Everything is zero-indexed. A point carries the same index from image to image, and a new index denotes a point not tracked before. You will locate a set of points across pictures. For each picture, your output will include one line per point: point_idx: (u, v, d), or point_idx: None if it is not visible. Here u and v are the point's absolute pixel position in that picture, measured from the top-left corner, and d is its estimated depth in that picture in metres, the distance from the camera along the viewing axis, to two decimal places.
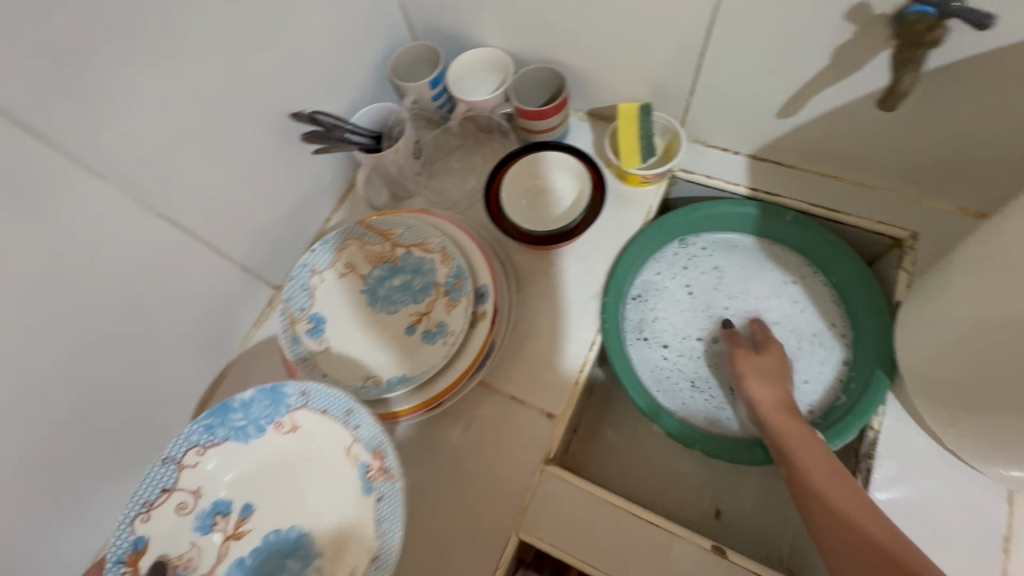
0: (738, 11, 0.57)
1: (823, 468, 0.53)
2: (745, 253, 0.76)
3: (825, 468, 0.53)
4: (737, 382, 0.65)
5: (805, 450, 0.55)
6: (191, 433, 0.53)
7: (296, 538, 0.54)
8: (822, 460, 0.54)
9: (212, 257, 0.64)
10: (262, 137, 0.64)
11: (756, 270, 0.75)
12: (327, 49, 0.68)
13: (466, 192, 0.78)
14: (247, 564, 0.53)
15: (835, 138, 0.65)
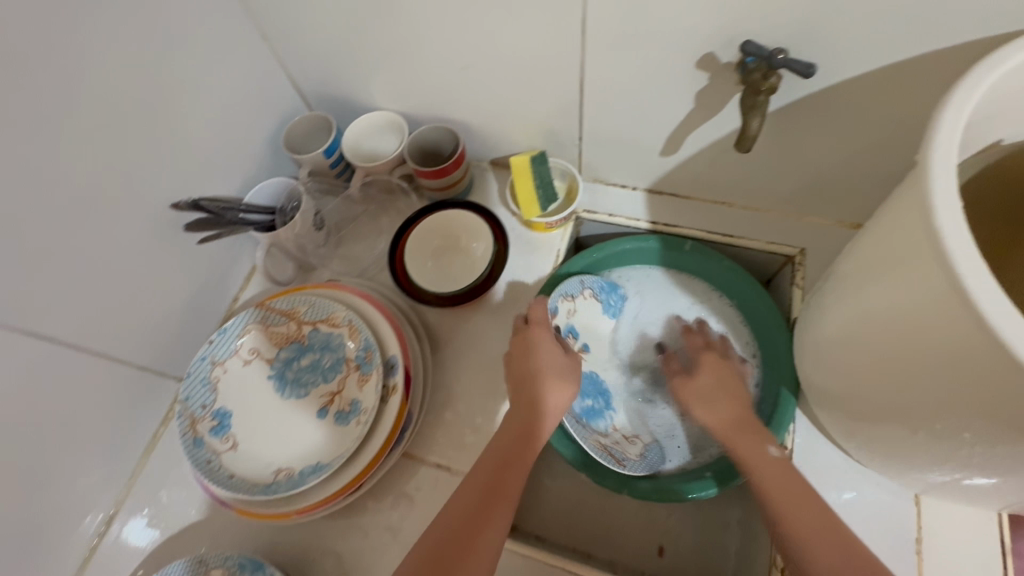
0: (602, 67, 0.60)
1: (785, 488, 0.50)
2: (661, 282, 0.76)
3: (778, 473, 0.51)
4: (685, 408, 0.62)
5: (757, 458, 0.53)
6: (231, 343, 0.64)
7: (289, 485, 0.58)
8: (772, 463, 0.52)
9: (100, 362, 0.61)
10: (143, 232, 0.62)
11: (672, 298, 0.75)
12: (210, 132, 0.67)
13: (377, 255, 0.77)
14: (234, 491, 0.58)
15: (717, 171, 0.68)
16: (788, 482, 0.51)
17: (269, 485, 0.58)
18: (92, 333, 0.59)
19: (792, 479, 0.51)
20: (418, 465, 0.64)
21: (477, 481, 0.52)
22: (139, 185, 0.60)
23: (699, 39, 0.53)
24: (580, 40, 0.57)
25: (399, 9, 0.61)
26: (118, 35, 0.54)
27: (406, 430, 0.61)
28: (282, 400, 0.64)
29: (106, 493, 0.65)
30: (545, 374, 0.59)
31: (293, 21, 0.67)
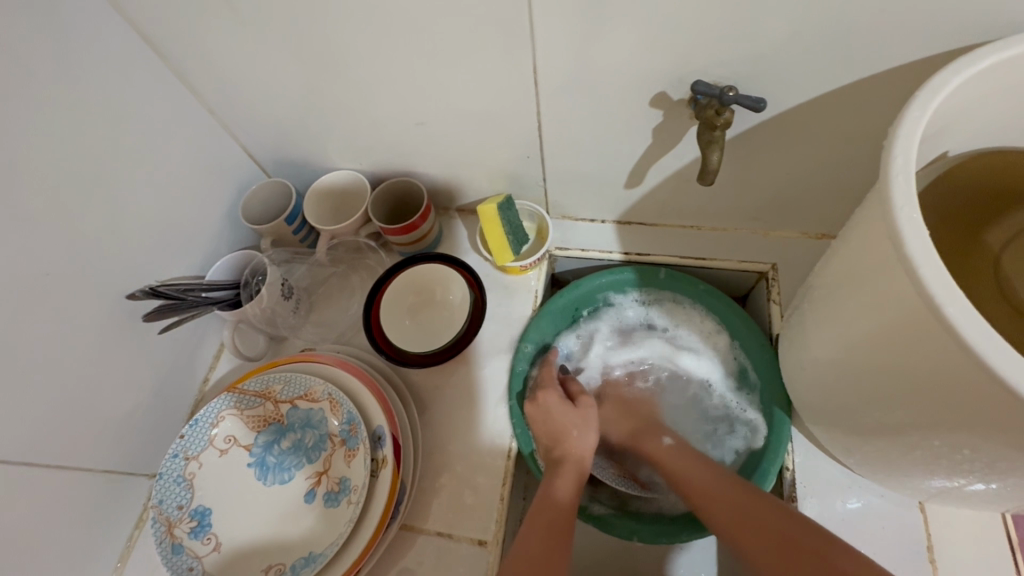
0: (559, 112, 0.60)
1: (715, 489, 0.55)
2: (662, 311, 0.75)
3: (682, 463, 0.59)
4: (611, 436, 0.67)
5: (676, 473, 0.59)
6: (205, 434, 0.60)
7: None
8: (672, 454, 0.60)
9: (63, 473, 0.56)
10: (100, 327, 0.58)
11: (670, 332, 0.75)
12: (163, 214, 0.64)
13: (351, 317, 0.75)
14: None
15: (682, 198, 0.69)
16: (688, 465, 0.58)
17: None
18: (50, 445, 0.55)
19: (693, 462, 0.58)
20: (418, 537, 0.61)
21: (535, 527, 0.53)
22: (90, 279, 0.57)
23: (649, 80, 0.54)
24: (533, 88, 0.58)
25: (350, 74, 0.61)
26: (55, 129, 0.52)
27: (400, 504, 0.58)
28: (266, 489, 0.60)
29: None
30: (568, 428, 0.61)
31: (242, 94, 0.66)
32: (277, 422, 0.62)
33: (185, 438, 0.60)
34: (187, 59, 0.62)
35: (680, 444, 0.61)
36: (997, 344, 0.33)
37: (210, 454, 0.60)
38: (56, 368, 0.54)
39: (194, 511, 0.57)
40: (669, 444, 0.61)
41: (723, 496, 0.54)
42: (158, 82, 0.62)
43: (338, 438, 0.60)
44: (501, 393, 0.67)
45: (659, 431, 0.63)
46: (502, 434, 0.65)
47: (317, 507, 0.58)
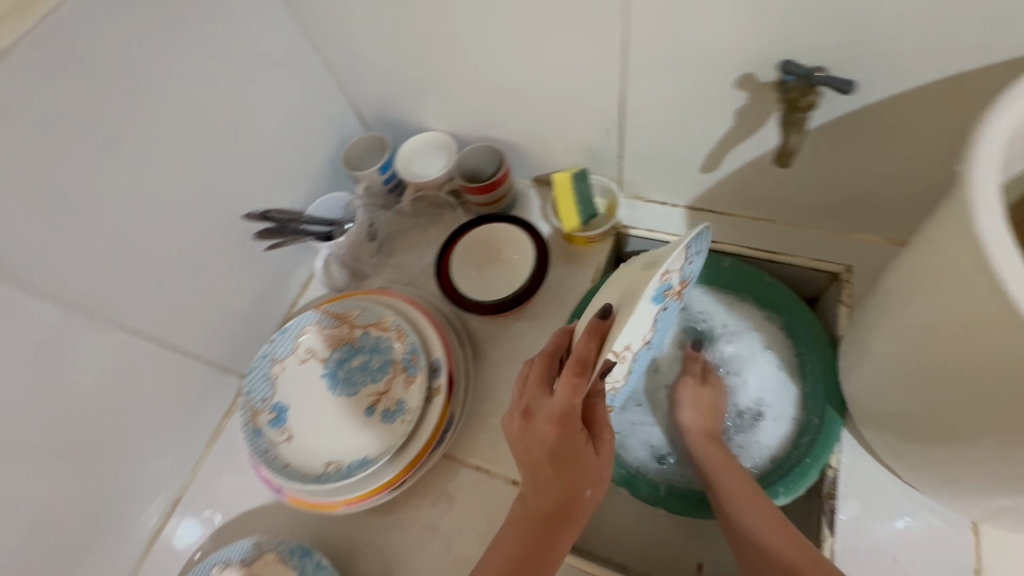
0: (640, 89, 0.62)
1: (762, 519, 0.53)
2: (764, 329, 0.71)
3: (703, 440, 0.62)
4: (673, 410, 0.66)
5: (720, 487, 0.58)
6: (289, 342, 0.69)
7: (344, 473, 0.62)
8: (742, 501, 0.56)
9: (175, 356, 0.67)
10: (218, 240, 0.68)
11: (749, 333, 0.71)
12: (278, 151, 0.74)
13: (424, 265, 0.82)
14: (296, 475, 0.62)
15: (757, 188, 0.69)
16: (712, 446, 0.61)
17: (321, 475, 0.62)
18: (170, 330, 0.65)
19: (707, 442, 0.62)
20: (456, 467, 0.66)
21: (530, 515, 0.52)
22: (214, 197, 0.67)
23: (736, 60, 0.54)
24: (620, 63, 0.60)
25: (449, 39, 0.66)
26: (206, 65, 0.62)
27: (447, 433, 0.64)
28: (334, 397, 0.68)
29: (173, 479, 0.71)
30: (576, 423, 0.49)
31: (355, 51, 0.74)
32: (351, 342, 0.69)
33: (274, 343, 0.69)
34: (314, 16, 0.70)
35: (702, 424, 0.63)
36: None
37: (294, 360, 0.69)
38: (182, 267, 0.65)
39: (275, 406, 0.66)
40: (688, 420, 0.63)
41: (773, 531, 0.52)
42: (288, 36, 0.71)
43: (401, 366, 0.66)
44: None
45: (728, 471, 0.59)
46: None
47: (376, 420, 0.65)
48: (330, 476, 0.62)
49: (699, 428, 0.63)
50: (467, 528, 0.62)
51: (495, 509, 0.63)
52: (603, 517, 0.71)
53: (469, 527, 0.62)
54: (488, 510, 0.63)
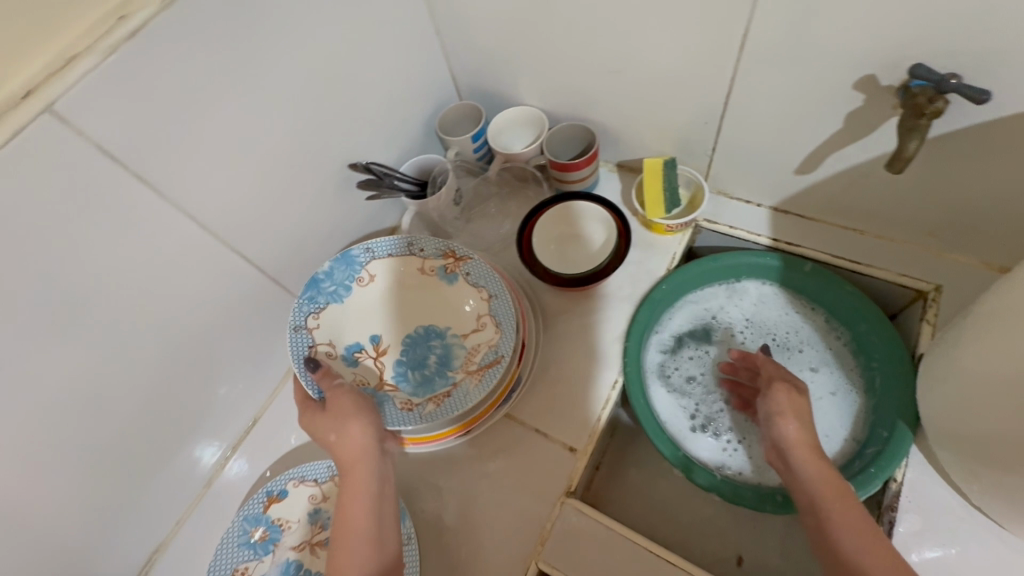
0: (756, 79, 0.62)
1: (863, 540, 0.48)
2: (817, 351, 0.73)
3: (809, 455, 0.55)
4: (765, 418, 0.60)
5: (811, 499, 0.53)
6: (347, 273, 0.71)
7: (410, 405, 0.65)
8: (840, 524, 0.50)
9: (272, 287, 0.71)
10: (323, 184, 0.72)
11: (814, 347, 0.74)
12: (384, 107, 0.77)
13: (502, 234, 0.85)
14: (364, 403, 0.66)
15: (854, 196, 0.68)
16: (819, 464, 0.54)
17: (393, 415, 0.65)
18: (272, 262, 0.70)
19: (812, 459, 0.55)
20: (517, 426, 0.69)
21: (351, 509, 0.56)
22: (327, 144, 0.70)
23: (864, 59, 0.54)
24: (738, 53, 0.60)
25: (568, 13, 0.67)
26: (340, 15, 0.65)
27: (513, 394, 0.68)
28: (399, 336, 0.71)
29: (252, 402, 0.75)
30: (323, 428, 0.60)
31: (468, 18, 0.76)
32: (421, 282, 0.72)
33: (336, 273, 0.71)
34: None
35: (803, 439, 0.56)
36: None
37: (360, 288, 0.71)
38: (291, 205, 0.69)
39: (347, 345, 0.70)
40: (789, 433, 0.57)
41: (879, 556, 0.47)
42: None
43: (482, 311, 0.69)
44: (619, 333, 0.73)
45: (827, 484, 0.53)
46: (613, 368, 0.71)
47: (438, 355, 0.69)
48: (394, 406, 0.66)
49: (804, 443, 0.56)
50: (522, 485, 0.65)
51: (551, 470, 0.66)
52: (649, 498, 0.73)
53: (524, 484, 0.66)
54: (544, 470, 0.66)
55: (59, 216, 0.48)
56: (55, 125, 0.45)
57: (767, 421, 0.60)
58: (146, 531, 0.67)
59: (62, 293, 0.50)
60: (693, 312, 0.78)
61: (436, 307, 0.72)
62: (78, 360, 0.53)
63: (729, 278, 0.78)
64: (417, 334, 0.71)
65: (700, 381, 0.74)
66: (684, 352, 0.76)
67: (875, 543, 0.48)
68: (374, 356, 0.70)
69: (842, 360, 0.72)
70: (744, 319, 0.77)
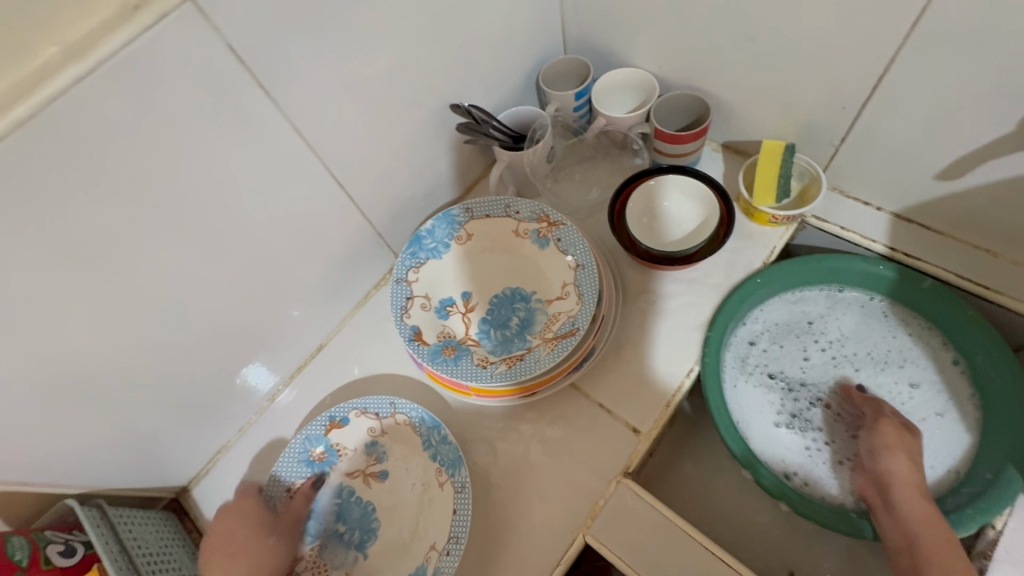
0: (920, 63, 0.55)
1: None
2: (916, 373, 0.67)
3: (913, 496, 0.56)
4: (874, 450, 0.60)
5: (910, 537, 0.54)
6: (442, 228, 0.69)
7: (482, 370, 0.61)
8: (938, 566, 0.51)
9: (358, 218, 0.71)
10: (422, 121, 0.70)
11: (914, 369, 0.68)
12: (492, 50, 0.74)
13: (590, 202, 0.81)
14: (436, 354, 0.62)
15: (1001, 212, 0.61)
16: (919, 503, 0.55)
17: (470, 370, 0.61)
18: (363, 195, 0.69)
19: (916, 499, 0.56)
20: (582, 398, 0.67)
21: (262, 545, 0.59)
22: (432, 79, 0.68)
23: None
24: (907, 32, 0.54)
25: None
26: None
27: (585, 362, 0.65)
28: (489, 300, 0.68)
29: (323, 329, 0.77)
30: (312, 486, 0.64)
31: None
32: (506, 243, 0.70)
33: (433, 228, 0.69)
34: None
35: (910, 478, 0.57)
36: None
37: (458, 244, 0.70)
38: (388, 138, 0.67)
39: (440, 300, 0.68)
40: (894, 469, 0.58)
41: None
42: None
43: (568, 279, 0.66)
44: (702, 321, 0.69)
45: (931, 524, 0.54)
46: (689, 356, 0.67)
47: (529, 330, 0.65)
48: (465, 364, 0.62)
49: (911, 481, 0.57)
50: (579, 456, 0.64)
51: (611, 447, 0.64)
52: (703, 495, 0.70)
53: (581, 456, 0.64)
54: (605, 446, 0.64)
55: (185, 111, 0.48)
56: (194, 16, 0.45)
57: (871, 454, 0.60)
58: (215, 432, 0.70)
59: (174, 189, 0.50)
60: (792, 309, 0.73)
61: (524, 269, 0.69)
62: (184, 257, 0.55)
63: (831, 284, 0.72)
64: (503, 295, 0.68)
65: (780, 385, 0.70)
66: (765, 352, 0.71)
67: None
68: (463, 311, 0.67)
69: (944, 389, 0.66)
70: (838, 328, 0.72)
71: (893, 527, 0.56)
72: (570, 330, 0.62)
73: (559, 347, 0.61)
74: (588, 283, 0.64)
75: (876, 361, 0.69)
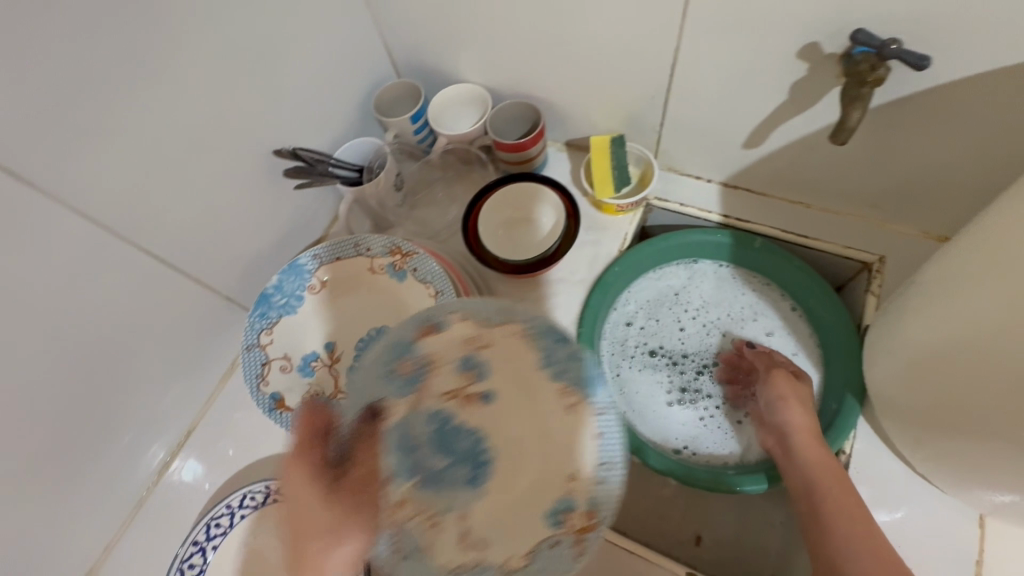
0: (700, 48, 0.59)
1: (855, 517, 0.52)
2: (768, 324, 0.74)
3: (812, 445, 0.58)
4: (774, 404, 0.63)
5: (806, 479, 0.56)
6: (287, 280, 0.65)
7: None
8: (834, 502, 0.53)
9: (196, 288, 0.66)
10: (246, 174, 0.66)
11: (766, 320, 0.74)
12: (312, 87, 0.71)
13: (449, 222, 0.81)
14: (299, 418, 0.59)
15: (801, 168, 0.67)
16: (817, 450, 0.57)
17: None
18: (195, 262, 0.64)
19: (814, 444, 0.58)
20: None
21: None
22: (247, 129, 0.64)
23: (806, 27, 0.52)
24: (681, 22, 0.58)
25: None
26: None
27: None
28: (354, 345, 0.65)
29: (187, 411, 0.71)
30: None
31: None
32: (363, 283, 0.67)
33: (278, 282, 0.65)
34: None
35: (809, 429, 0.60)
36: None
37: (311, 292, 0.66)
38: (209, 199, 0.63)
39: (301, 357, 0.64)
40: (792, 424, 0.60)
41: (869, 529, 0.51)
42: None
43: (430, 309, 0.64)
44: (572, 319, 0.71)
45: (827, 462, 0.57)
46: None
47: None
48: None
49: (807, 429, 0.59)
50: None
51: None
52: None
53: None
54: None
55: None
56: None
57: (773, 407, 0.63)
58: (70, 554, 0.63)
59: None
60: (656, 290, 0.77)
61: (386, 307, 0.66)
62: None
63: (684, 258, 0.77)
64: (369, 337, 0.66)
65: (660, 363, 0.73)
66: (641, 337, 0.74)
67: (863, 522, 0.51)
68: (329, 364, 0.64)
69: (791, 331, 0.73)
70: (700, 298, 0.77)
71: (795, 473, 0.58)
72: None
73: None
74: (450, 310, 0.63)
75: (734, 321, 0.75)
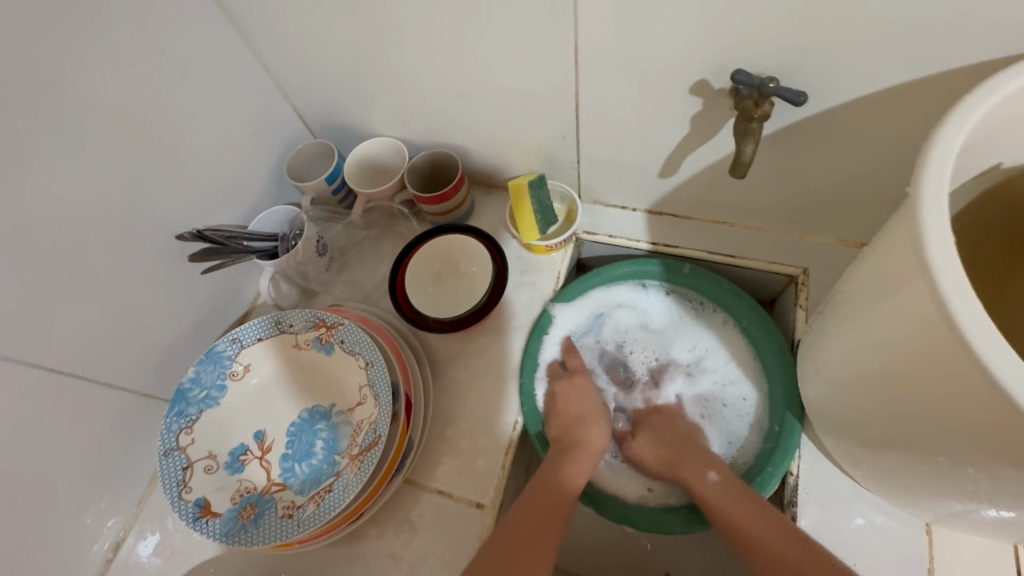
0: (599, 90, 0.60)
1: (750, 520, 0.54)
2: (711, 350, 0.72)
3: (733, 500, 0.57)
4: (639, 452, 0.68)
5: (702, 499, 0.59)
6: (204, 372, 0.61)
7: (288, 523, 0.55)
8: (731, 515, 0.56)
9: (106, 391, 0.62)
10: (149, 263, 0.63)
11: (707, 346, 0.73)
12: (214, 163, 0.68)
13: (379, 280, 0.79)
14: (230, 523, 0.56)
15: (718, 193, 0.68)
16: (738, 509, 0.56)
17: (275, 526, 0.55)
18: (100, 365, 0.60)
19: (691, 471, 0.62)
20: (419, 492, 0.63)
21: None
22: (143, 218, 0.61)
23: (693, 65, 0.53)
24: (577, 68, 0.58)
25: (397, 38, 0.61)
26: (123, 72, 0.55)
27: (406, 459, 0.61)
28: (286, 430, 0.62)
29: (113, 521, 0.66)
30: None
31: (292, 51, 0.68)
32: (290, 362, 0.64)
33: (193, 375, 0.61)
34: (248, 14, 0.64)
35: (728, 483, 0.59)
36: (1001, 348, 0.34)
37: (233, 379, 0.62)
38: (107, 297, 0.59)
39: (228, 453, 0.60)
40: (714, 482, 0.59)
41: (765, 527, 0.53)
42: (219, 35, 0.65)
43: (363, 381, 0.61)
44: (513, 369, 0.69)
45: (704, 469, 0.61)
46: (511, 409, 0.67)
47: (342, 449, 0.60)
48: (269, 519, 0.56)
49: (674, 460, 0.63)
50: (428, 555, 0.60)
51: (459, 535, 0.61)
52: None
53: (429, 554, 0.60)
54: (453, 535, 0.61)
55: None
56: None
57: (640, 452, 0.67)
58: None
59: None
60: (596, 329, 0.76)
61: (318, 385, 0.64)
62: None
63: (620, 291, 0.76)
64: (302, 420, 0.63)
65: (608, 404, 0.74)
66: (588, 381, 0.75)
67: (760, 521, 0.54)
68: (260, 455, 0.61)
69: (734, 354, 0.71)
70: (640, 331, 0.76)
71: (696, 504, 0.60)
72: (375, 439, 0.57)
73: (365, 459, 0.56)
74: (381, 380, 0.60)
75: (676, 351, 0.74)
